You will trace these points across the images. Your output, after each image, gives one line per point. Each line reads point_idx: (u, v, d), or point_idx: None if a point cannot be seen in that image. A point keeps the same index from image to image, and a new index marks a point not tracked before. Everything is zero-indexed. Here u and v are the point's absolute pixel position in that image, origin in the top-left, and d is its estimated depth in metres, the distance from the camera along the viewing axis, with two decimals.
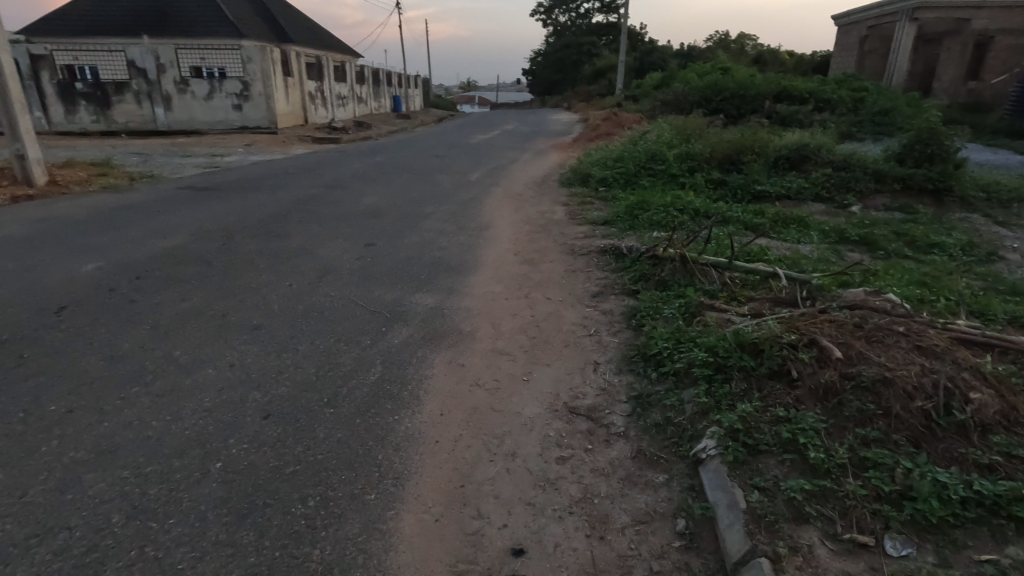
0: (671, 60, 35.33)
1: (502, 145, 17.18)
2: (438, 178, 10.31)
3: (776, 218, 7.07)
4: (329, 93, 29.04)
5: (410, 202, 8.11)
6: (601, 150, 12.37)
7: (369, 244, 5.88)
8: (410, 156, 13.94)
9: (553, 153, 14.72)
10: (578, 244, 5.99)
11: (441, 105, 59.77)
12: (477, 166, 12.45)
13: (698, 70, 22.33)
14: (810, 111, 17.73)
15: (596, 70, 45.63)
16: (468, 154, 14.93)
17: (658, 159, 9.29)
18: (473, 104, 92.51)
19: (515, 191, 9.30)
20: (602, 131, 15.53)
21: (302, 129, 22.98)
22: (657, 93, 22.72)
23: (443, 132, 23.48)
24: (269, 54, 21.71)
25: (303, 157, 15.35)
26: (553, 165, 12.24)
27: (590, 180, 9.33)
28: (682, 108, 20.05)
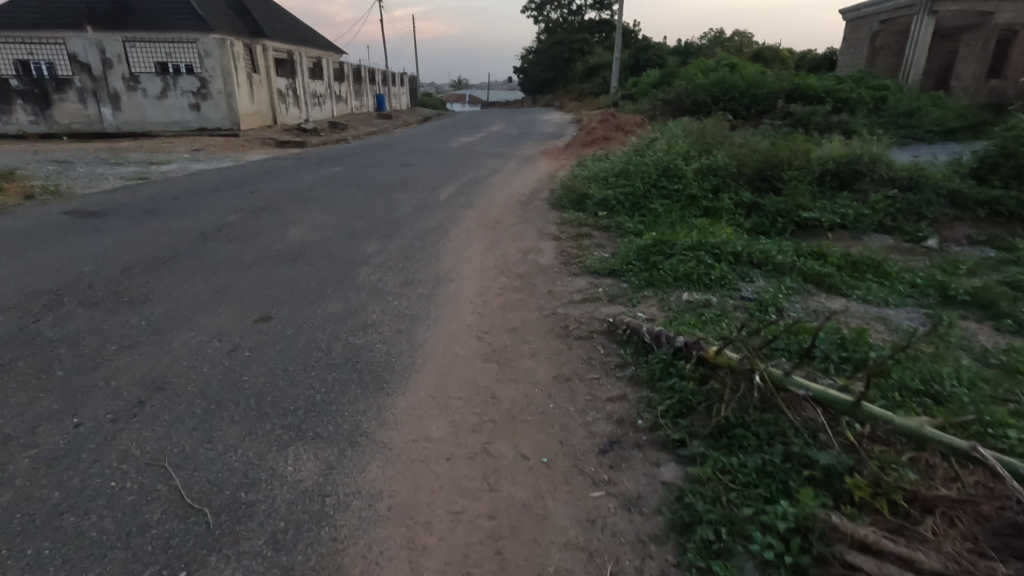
0: (669, 57, 33.46)
1: (485, 150, 15.18)
2: (399, 197, 8.37)
3: (842, 263, 5.19)
4: (302, 91, 26.95)
5: (353, 234, 6.21)
6: (599, 158, 10.45)
7: (263, 315, 3.98)
8: (375, 164, 11.95)
9: (542, 160, 12.79)
10: (572, 312, 4.12)
11: (429, 105, 57.51)
12: (452, 177, 10.52)
13: (702, 67, 20.49)
14: (829, 111, 15.89)
15: (589, 69, 43.63)
16: (445, 161, 12.97)
17: (672, 173, 7.39)
18: (463, 103, 90.43)
19: (492, 214, 7.40)
20: (598, 135, 13.61)
21: (268, 130, 20.87)
22: (657, 92, 20.83)
23: (423, 134, 21.43)
24: (230, 48, 19.60)
25: (253, 164, 13.29)
26: (543, 178, 10.32)
27: (588, 202, 7.42)
28: (686, 109, 18.12)
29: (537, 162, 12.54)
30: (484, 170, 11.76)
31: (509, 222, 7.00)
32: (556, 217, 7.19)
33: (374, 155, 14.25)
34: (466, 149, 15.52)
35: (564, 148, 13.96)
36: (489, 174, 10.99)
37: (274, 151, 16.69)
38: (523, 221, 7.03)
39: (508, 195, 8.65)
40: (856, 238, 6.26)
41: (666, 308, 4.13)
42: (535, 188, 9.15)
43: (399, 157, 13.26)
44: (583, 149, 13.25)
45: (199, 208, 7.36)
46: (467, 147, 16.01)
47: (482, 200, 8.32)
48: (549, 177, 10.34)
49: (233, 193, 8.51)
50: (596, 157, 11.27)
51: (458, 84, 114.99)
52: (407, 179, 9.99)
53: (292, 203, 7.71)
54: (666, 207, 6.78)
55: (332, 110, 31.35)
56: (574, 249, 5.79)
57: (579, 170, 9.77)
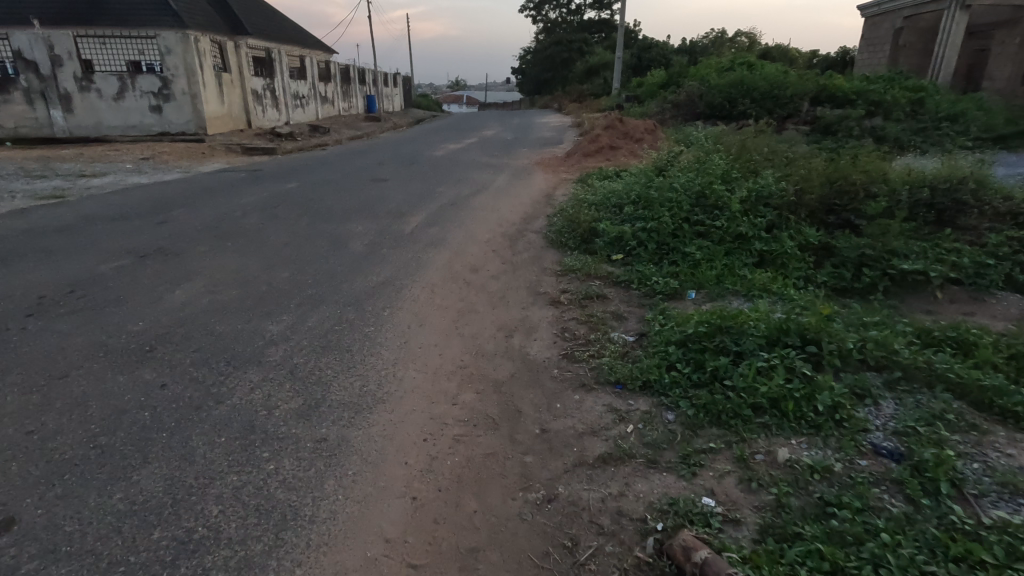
0: (674, 57, 31.61)
1: (474, 158, 13.31)
2: (352, 228, 6.50)
3: (999, 359, 3.34)
4: (283, 91, 25.08)
5: (264, 297, 4.34)
6: (608, 172, 8.62)
7: (3, 515, 2.13)
8: (340, 178, 10.06)
9: (539, 172, 10.92)
10: (587, 494, 2.28)
11: (423, 107, 55.70)
12: (429, 194, 8.65)
13: (715, 66, 18.66)
14: (862, 116, 14.07)
15: (589, 69, 41.87)
16: (426, 172, 11.09)
17: (710, 200, 5.55)
18: (459, 104, 88.59)
19: (470, 257, 5.54)
20: (604, 142, 11.73)
21: (238, 135, 19.02)
22: (666, 93, 19.00)
23: (409, 140, 19.58)
24: (194, 44, 17.71)
25: (202, 176, 11.42)
26: (539, 198, 8.47)
27: (597, 239, 5.58)
28: (699, 112, 16.26)
29: (533, 175, 10.67)
30: (469, 185, 9.89)
31: (492, 270, 5.15)
32: (554, 261, 5.35)
33: (345, 164, 12.39)
34: (454, 156, 13.65)
35: (563, 158, 12.10)
36: (474, 190, 9.13)
37: (236, 159, 14.80)
38: (510, 268, 5.19)
39: (494, 224, 6.80)
40: (979, 302, 4.44)
41: (755, 485, 2.29)
42: (529, 215, 7.30)
43: (372, 167, 11.42)
44: (585, 160, 11.37)
45: (73, 247, 5.49)
46: (455, 154, 14.15)
47: (459, 232, 6.45)
48: (546, 197, 8.48)
49: (140, 219, 6.64)
50: (604, 170, 9.45)
51: (456, 85, 113.21)
52: (372, 199, 8.13)
53: (207, 239, 5.85)
54: (706, 251, 4.94)
55: (316, 112, 29.46)
56: (582, 324, 3.95)
57: (584, 189, 7.95)
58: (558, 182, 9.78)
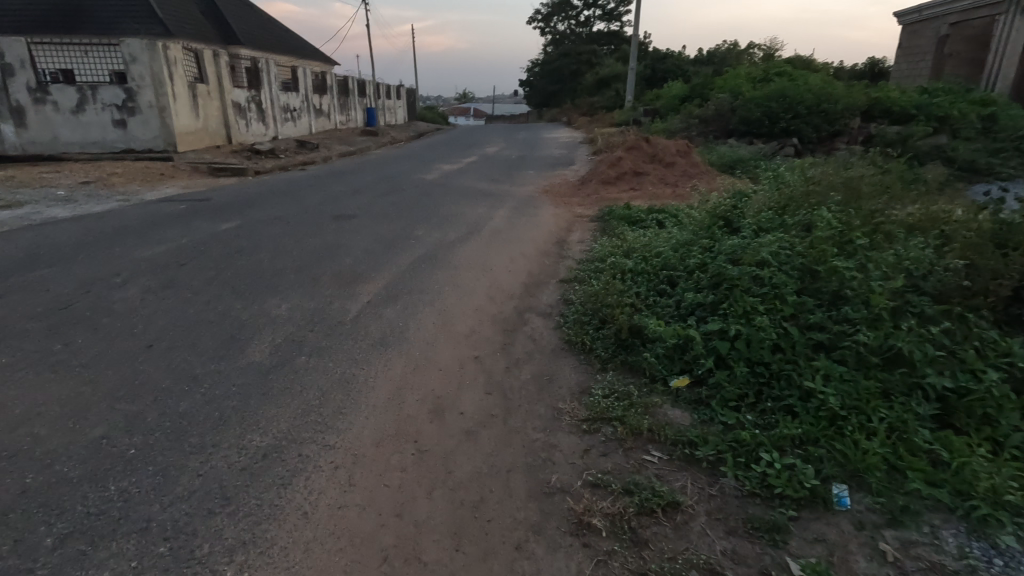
0: (691, 69, 29.66)
1: (469, 183, 11.25)
2: (271, 305, 4.42)
3: None
4: (271, 104, 23.33)
5: (15, 503, 2.26)
6: (639, 213, 6.52)
7: None
8: (297, 212, 8.01)
9: (546, 204, 8.86)
10: None
11: (428, 120, 54.05)
12: (403, 240, 6.59)
13: (747, 76, 16.61)
14: (929, 134, 11.92)
15: (599, 81, 40.01)
16: (407, 203, 9.01)
17: (826, 284, 3.43)
18: (466, 116, 87.32)
19: (435, 374, 3.41)
20: (627, 166, 9.63)
21: (212, 153, 17.19)
22: (691, 106, 16.97)
23: (403, 158, 17.62)
24: (163, 52, 15.94)
25: (139, 206, 9.46)
26: (546, 247, 6.38)
27: (645, 346, 3.47)
28: (732, 128, 14.19)
29: (539, 208, 8.59)
30: (459, 220, 7.82)
31: (467, 411, 3.02)
32: (575, 388, 3.22)
33: (315, 192, 10.37)
34: (447, 181, 11.60)
35: (575, 185, 10.02)
36: (463, 232, 7.03)
37: (197, 182, 12.85)
38: (501, 406, 3.06)
39: (483, 299, 4.71)
40: None
41: None
42: (532, 281, 5.20)
43: (342, 197, 9.36)
44: (605, 190, 9.27)
45: None
46: (448, 177, 12.14)
47: (429, 315, 4.34)
48: (556, 247, 6.39)
49: None
50: (631, 207, 7.37)
51: (463, 98, 112.07)
52: (323, 250, 6.07)
53: (34, 333, 3.80)
54: (844, 388, 2.82)
55: (310, 126, 27.73)
56: None
57: (610, 238, 5.85)
58: (572, 221, 7.72)
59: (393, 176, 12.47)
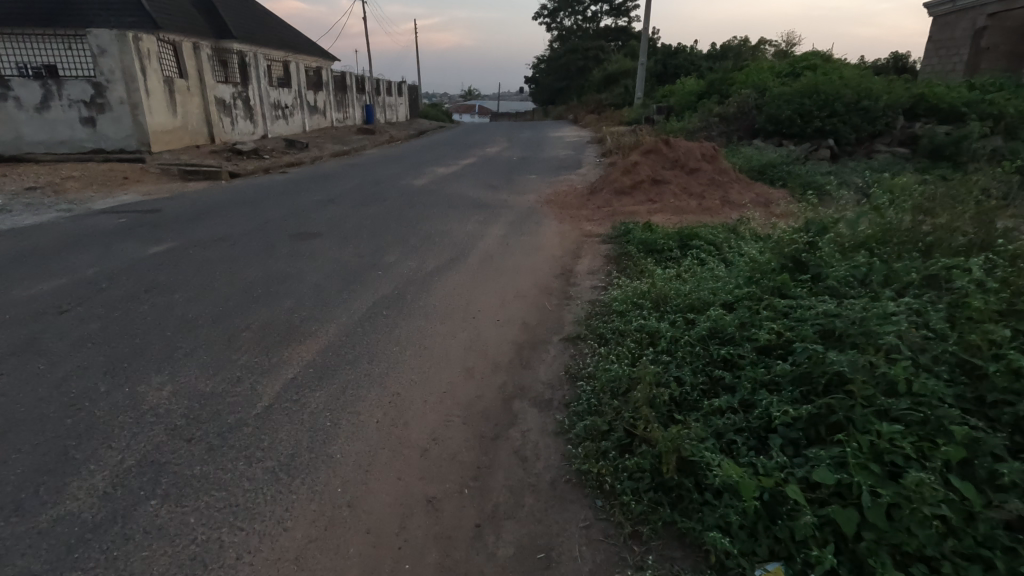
0: (705, 65, 28.14)
1: (461, 190, 9.89)
2: (152, 387, 3.12)
3: None
4: (260, 101, 22.07)
5: None
6: (663, 239, 5.16)
7: None
8: (249, 229, 6.69)
9: (548, 219, 7.52)
10: None
11: (430, 118, 52.67)
12: (367, 270, 5.25)
13: (772, 70, 15.15)
14: (988, 135, 10.44)
15: (607, 77, 38.48)
16: (384, 215, 7.67)
17: (1006, 403, 2.07)
18: (470, 114, 85.69)
19: (357, 547, 2.08)
20: (643, 173, 8.23)
21: (190, 153, 15.95)
22: (709, 102, 15.54)
23: (396, 159, 16.32)
24: (134, 44, 14.66)
25: (76, 218, 8.18)
26: (547, 283, 5.03)
27: (705, 496, 2.12)
28: (757, 128, 12.78)
29: (541, 224, 7.23)
30: (443, 239, 6.49)
31: None
32: None
33: (284, 200, 9.04)
34: (437, 187, 10.25)
35: (582, 195, 8.65)
36: (444, 258, 5.68)
37: (161, 187, 11.60)
38: None
39: (457, 372, 3.38)
40: None
41: None
42: (527, 338, 3.85)
43: (311, 210, 8.03)
44: (617, 202, 7.90)
45: None
46: (438, 183, 10.79)
47: (376, 404, 3.00)
48: (560, 282, 5.04)
49: None
50: (652, 228, 6.01)
51: (468, 95, 110.59)
52: (261, 285, 4.76)
53: None
54: None
55: (303, 124, 26.47)
56: None
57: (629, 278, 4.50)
58: (579, 243, 6.36)
59: (377, 181, 11.12)
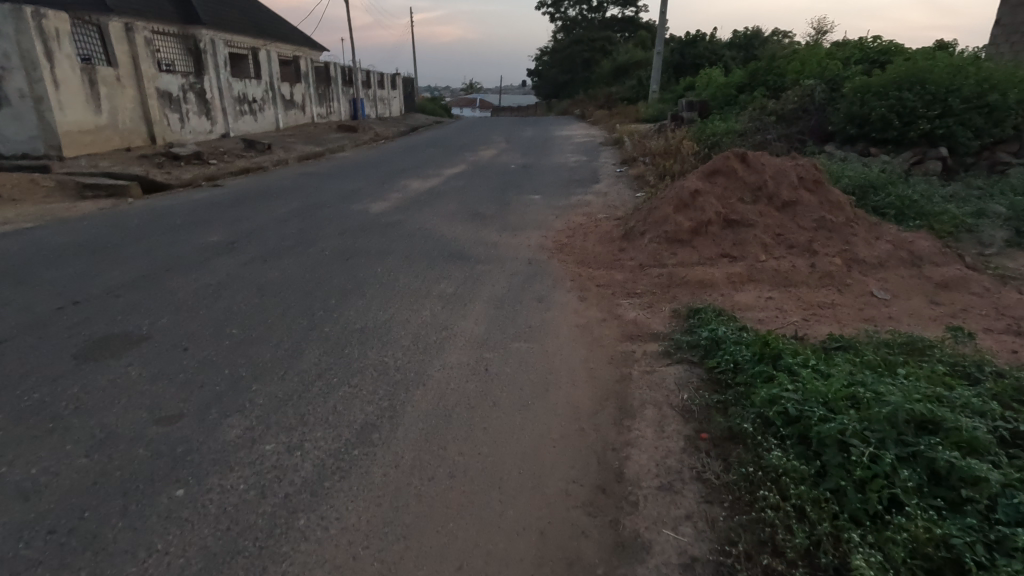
0: (729, 56, 24.97)
1: (431, 223, 6.88)
2: None
3: None
4: (220, 94, 19.10)
5: None
6: (837, 422, 2.19)
7: None
8: (19, 326, 3.75)
9: (561, 289, 4.58)
10: None
11: (428, 112, 49.47)
12: (151, 485, 2.30)
13: (839, 54, 12.02)
14: None
15: (616, 69, 35.26)
16: (289, 282, 4.68)
17: None
18: (471, 108, 82.79)
19: None
20: (707, 206, 5.24)
21: (115, 158, 13.02)
22: (756, 96, 12.47)
23: (370, 165, 13.37)
24: (33, 21, 11.63)
25: None
26: (570, 537, 2.08)
27: None
28: (831, 130, 9.75)
29: (546, 305, 4.23)
30: (374, 344, 3.57)
31: None
32: None
33: (166, 241, 6.10)
34: (400, 217, 7.24)
35: (610, 238, 5.69)
36: (335, 429, 2.67)
37: (39, 209, 8.70)
38: None
39: None
40: None
41: None
42: None
43: (182, 266, 5.08)
44: (669, 256, 4.95)
45: None
46: (404, 208, 7.81)
47: None
48: (597, 547, 2.04)
49: None
50: (762, 352, 3.02)
51: (470, 89, 107.20)
52: None
53: None
54: None
55: (277, 120, 23.48)
56: None
57: None
58: (617, 367, 3.36)
59: (323, 203, 8.13)
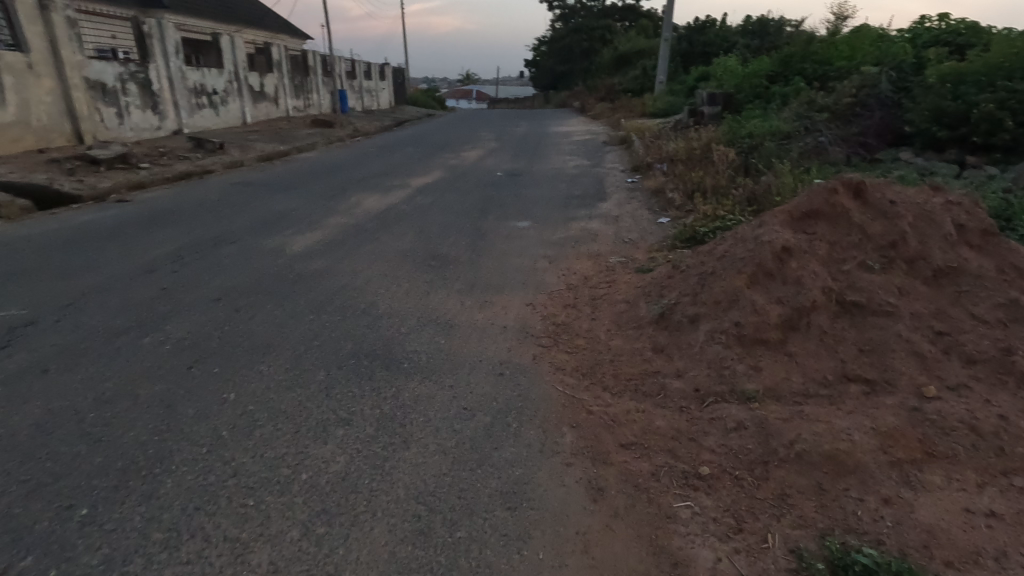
0: (744, 45, 22.64)
1: (365, 275, 4.66)
2: None
3: None
4: (169, 85, 16.81)
5: None
6: None
7: None
8: None
9: (556, 453, 2.43)
10: None
11: (418, 104, 46.88)
12: None
13: (901, 36, 9.83)
14: None
15: (617, 59, 32.84)
16: (39, 443, 2.47)
17: None
18: (467, 99, 80.17)
19: None
20: (806, 276, 3.04)
21: (19, 163, 10.82)
22: (796, 87, 10.26)
23: (328, 171, 11.16)
24: None
25: None
26: None
27: None
28: (906, 131, 7.58)
29: (520, 529, 2.03)
30: None
31: None
32: None
33: None
34: (324, 263, 5.02)
35: (634, 318, 3.52)
36: None
37: None
38: None
39: None
40: None
41: None
42: None
43: None
44: (749, 377, 2.75)
45: None
46: (337, 245, 5.59)
47: None
48: None
49: None
50: None
51: (466, 81, 104.21)
52: None
53: None
54: None
55: (244, 114, 21.19)
56: None
57: None
58: None
59: (230, 234, 5.91)
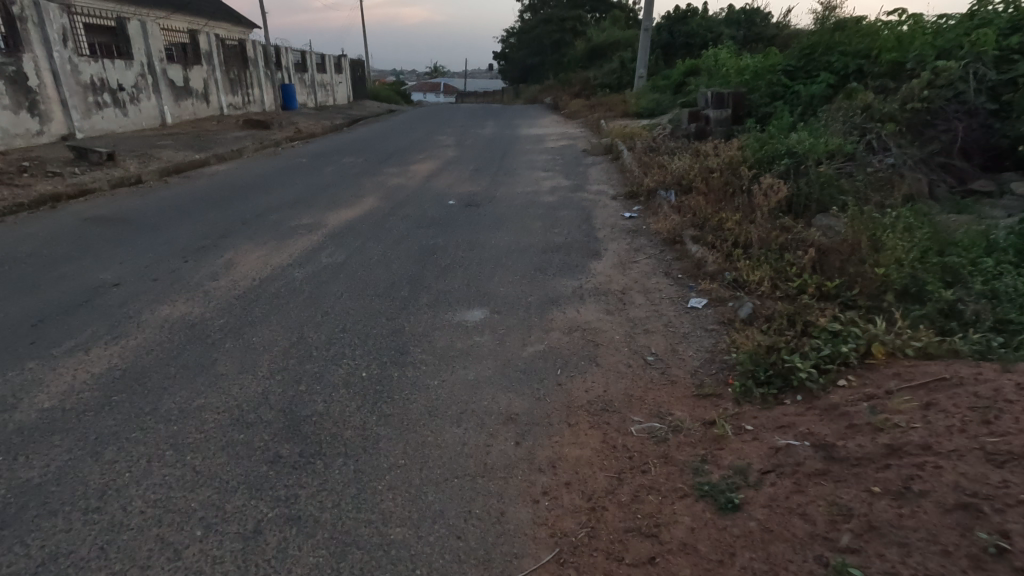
0: (730, 37, 20.62)
1: (112, 518, 2.13)
2: None
3: None
4: (53, 80, 13.75)
5: None
6: None
7: None
8: None
9: None
10: None
11: (380, 98, 43.60)
12: None
13: (961, 20, 7.73)
14: None
15: (591, 52, 30.60)
16: None
17: None
18: (435, 92, 76.93)
19: None
20: None
21: None
22: (828, 88, 8.09)
23: (229, 196, 8.51)
24: None
25: None
26: None
27: None
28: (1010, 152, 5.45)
29: None
30: None
31: None
32: None
33: None
34: (61, 459, 2.48)
35: None
36: None
37: None
38: None
39: None
40: None
41: None
42: None
43: None
44: None
45: None
46: (123, 388, 3.01)
47: None
48: None
49: None
50: None
51: (432, 73, 100.56)
52: None
53: None
54: None
55: (161, 114, 18.13)
56: None
57: None
58: None
59: None
